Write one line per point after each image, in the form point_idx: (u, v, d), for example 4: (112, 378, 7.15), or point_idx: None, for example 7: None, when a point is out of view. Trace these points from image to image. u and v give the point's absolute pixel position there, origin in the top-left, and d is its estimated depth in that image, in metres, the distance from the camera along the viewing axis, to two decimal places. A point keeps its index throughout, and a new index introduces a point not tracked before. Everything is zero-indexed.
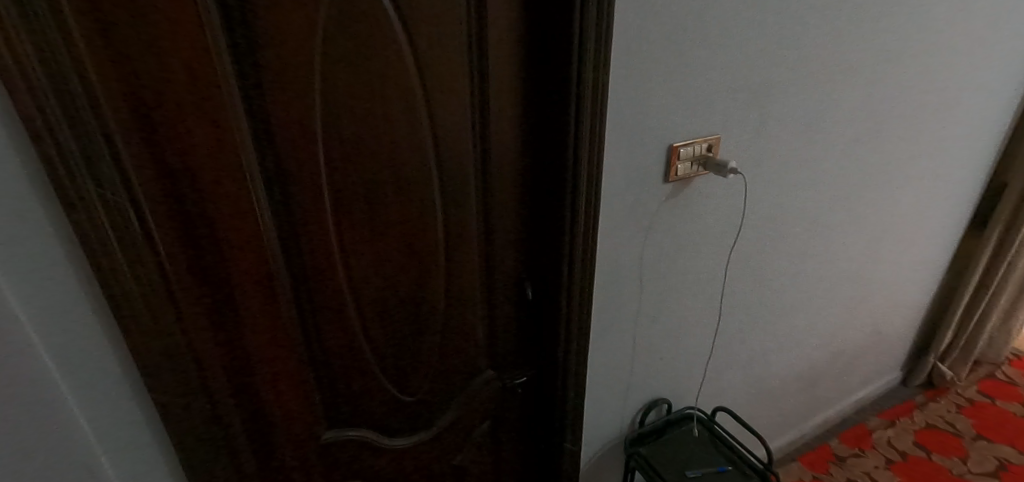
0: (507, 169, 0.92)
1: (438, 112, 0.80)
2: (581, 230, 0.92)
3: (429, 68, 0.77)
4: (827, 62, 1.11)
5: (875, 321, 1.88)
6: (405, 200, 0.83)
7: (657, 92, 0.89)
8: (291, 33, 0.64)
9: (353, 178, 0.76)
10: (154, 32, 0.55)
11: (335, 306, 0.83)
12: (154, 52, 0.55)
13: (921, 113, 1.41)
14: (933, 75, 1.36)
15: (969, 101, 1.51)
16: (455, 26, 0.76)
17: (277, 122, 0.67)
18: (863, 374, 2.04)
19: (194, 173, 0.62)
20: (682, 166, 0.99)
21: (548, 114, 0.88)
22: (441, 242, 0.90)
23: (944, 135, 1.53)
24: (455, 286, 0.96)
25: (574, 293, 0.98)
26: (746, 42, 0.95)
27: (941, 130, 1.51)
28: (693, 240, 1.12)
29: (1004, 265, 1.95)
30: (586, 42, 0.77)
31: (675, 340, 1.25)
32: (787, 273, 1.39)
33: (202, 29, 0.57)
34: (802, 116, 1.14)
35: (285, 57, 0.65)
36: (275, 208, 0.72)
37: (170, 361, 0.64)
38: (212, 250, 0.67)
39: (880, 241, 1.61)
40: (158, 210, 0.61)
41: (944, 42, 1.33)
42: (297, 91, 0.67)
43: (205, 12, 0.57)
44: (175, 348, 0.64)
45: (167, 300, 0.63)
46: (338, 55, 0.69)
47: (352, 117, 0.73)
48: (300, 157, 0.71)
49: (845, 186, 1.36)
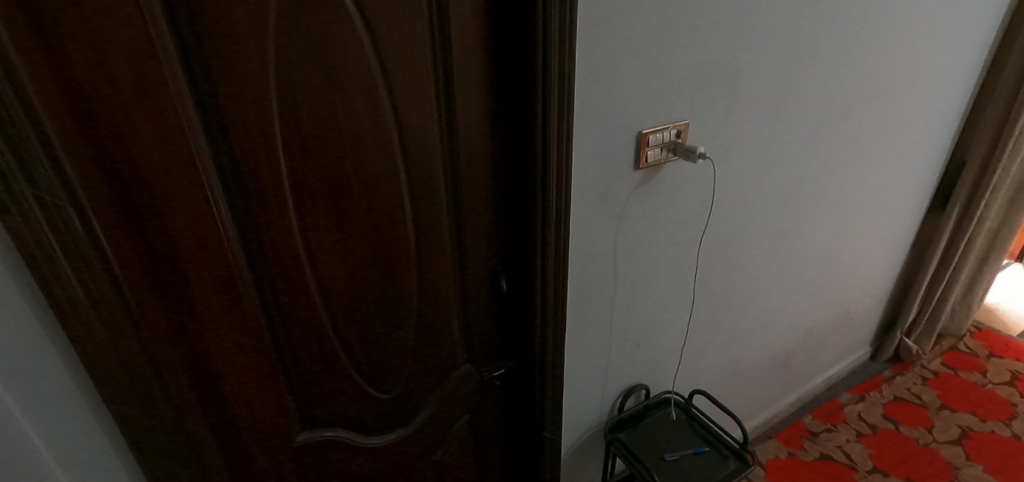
0: (476, 162, 0.91)
1: (402, 104, 0.78)
2: (553, 221, 0.92)
3: (391, 59, 0.74)
4: (791, 45, 1.12)
5: (844, 300, 1.93)
6: (372, 195, 0.81)
7: (624, 79, 0.89)
8: (241, 22, 0.61)
9: (316, 174, 0.74)
10: (89, 23, 0.51)
11: (303, 306, 0.82)
12: (92, 47, 0.52)
13: (883, 96, 1.44)
14: (893, 58, 1.39)
15: (928, 83, 1.55)
16: (415, 15, 0.74)
17: (232, 115, 0.65)
18: (833, 352, 2.11)
19: (143, 172, 0.59)
20: (652, 153, 0.99)
21: (515, 104, 0.87)
22: (410, 237, 0.89)
23: (905, 116, 1.57)
24: (427, 281, 0.95)
25: (549, 284, 0.98)
26: (710, 27, 0.95)
27: (902, 113, 1.55)
28: (665, 226, 1.13)
29: (963, 242, 2.02)
30: (550, 31, 0.76)
31: (650, 326, 1.27)
32: (758, 256, 1.42)
33: (144, 23, 0.54)
34: (769, 100, 1.15)
35: (236, 47, 0.62)
36: (234, 206, 0.69)
37: (128, 372, 0.61)
38: (166, 252, 0.64)
39: (846, 222, 1.65)
40: (104, 211, 0.58)
41: (903, 26, 1.35)
42: (251, 83, 0.65)
43: (145, 4, 0.54)
44: (133, 358, 0.62)
45: (120, 306, 0.60)
46: (294, 47, 0.66)
47: (312, 112, 0.71)
48: (258, 153, 0.68)
49: (811, 170, 1.39)
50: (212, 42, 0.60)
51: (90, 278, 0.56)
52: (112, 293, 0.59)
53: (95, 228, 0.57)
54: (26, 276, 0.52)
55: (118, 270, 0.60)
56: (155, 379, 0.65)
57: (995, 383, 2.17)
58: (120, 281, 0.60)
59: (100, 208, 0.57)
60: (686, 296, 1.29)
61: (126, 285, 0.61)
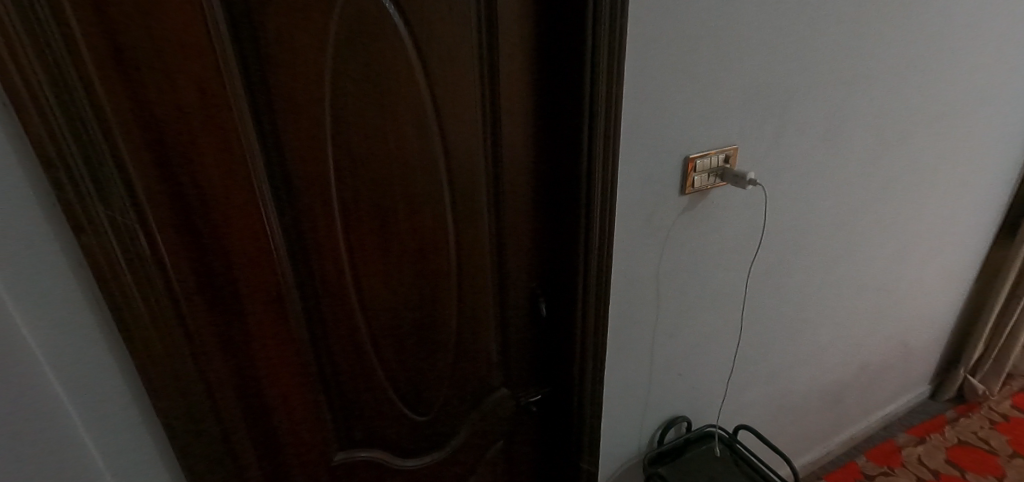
0: (519, 185, 0.90)
1: (449, 126, 0.79)
2: (596, 245, 0.90)
3: (440, 84, 0.76)
4: (846, 68, 1.08)
5: (901, 333, 1.81)
6: (417, 216, 0.82)
7: (672, 103, 0.87)
8: (300, 48, 0.64)
9: (364, 195, 0.76)
10: (164, 50, 0.54)
11: (346, 325, 0.82)
12: (166, 75, 0.55)
13: (946, 119, 1.36)
14: (956, 80, 1.32)
15: (996, 105, 1.46)
16: (466, 42, 0.75)
17: (288, 136, 0.67)
18: (889, 389, 1.97)
19: (204, 190, 0.61)
20: (699, 178, 0.96)
21: (560, 127, 0.87)
22: (452, 258, 0.89)
23: (970, 139, 1.48)
24: (467, 303, 0.94)
25: (590, 309, 0.96)
26: (761, 50, 0.93)
27: (966, 138, 1.46)
28: (710, 253, 1.09)
29: None
30: (599, 55, 0.75)
31: (693, 355, 1.22)
32: (808, 285, 1.35)
33: (214, 53, 0.57)
34: (822, 123, 1.11)
35: (296, 71, 0.64)
36: (286, 226, 0.71)
37: (180, 386, 0.63)
38: (221, 268, 0.66)
39: (905, 250, 1.56)
40: (166, 228, 0.60)
41: (966, 47, 1.29)
42: (308, 106, 0.67)
43: (216, 36, 0.57)
44: (185, 373, 0.63)
45: (175, 320, 0.62)
46: (349, 71, 0.68)
47: (363, 135, 0.72)
48: (310, 172, 0.70)
49: (866, 197, 1.32)
50: (272, 66, 0.63)
51: (152, 294, 0.58)
52: (169, 307, 0.61)
53: (157, 244, 0.59)
54: (94, 290, 0.54)
55: (175, 284, 0.62)
56: (204, 392, 0.67)
57: None
58: (177, 295, 0.62)
59: (163, 224, 0.59)
60: (732, 325, 1.24)
61: (182, 299, 0.63)
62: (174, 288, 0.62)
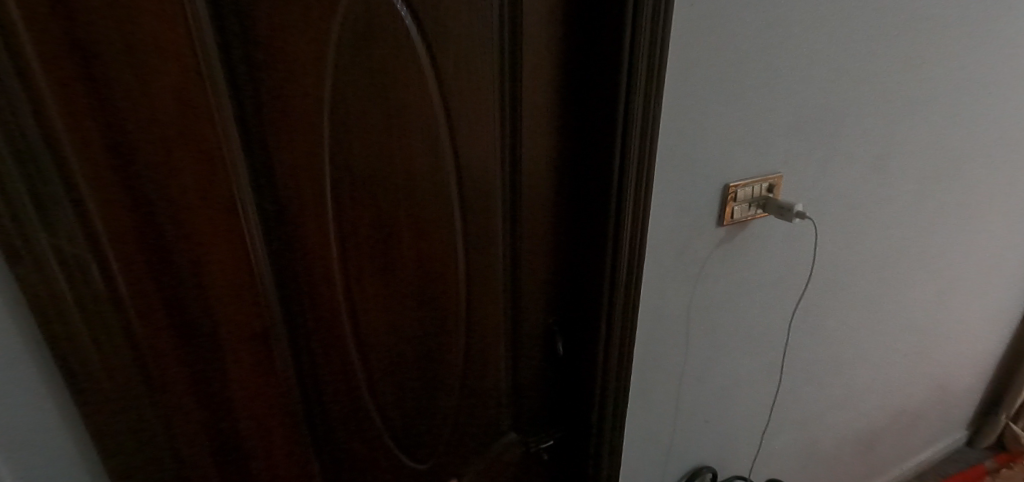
0: (538, 213, 0.81)
1: (463, 144, 0.70)
2: (622, 283, 0.80)
3: (455, 99, 0.67)
4: (902, 91, 0.98)
5: (941, 376, 1.68)
6: (423, 243, 0.73)
7: (713, 126, 0.78)
8: (298, 52, 0.55)
9: (365, 220, 0.67)
10: (135, 48, 0.46)
11: (339, 362, 0.73)
12: (135, 77, 0.46)
13: (1002, 147, 1.25)
14: (1015, 106, 1.20)
15: None
16: (486, 52, 0.67)
17: (279, 152, 0.58)
18: (925, 434, 1.83)
19: (177, 210, 0.52)
20: (739, 208, 0.86)
21: (587, 148, 0.77)
22: (461, 289, 0.80)
23: None
24: (476, 339, 0.85)
25: (613, 350, 0.86)
26: (813, 69, 0.84)
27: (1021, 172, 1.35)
28: (746, 290, 0.98)
29: None
30: (636, 71, 0.66)
31: (722, 401, 1.10)
32: (848, 326, 1.24)
33: (196, 55, 0.48)
34: (873, 151, 1.01)
35: (291, 78, 0.56)
36: (273, 254, 0.62)
37: (136, 437, 0.54)
38: (194, 301, 0.57)
39: (951, 287, 1.43)
40: (130, 257, 0.51)
41: None
42: (305, 119, 0.58)
43: (198, 36, 0.48)
44: (140, 421, 0.54)
45: (132, 362, 0.52)
46: (353, 82, 0.60)
47: (366, 153, 0.64)
48: (304, 193, 0.61)
49: (914, 232, 1.21)
50: (263, 71, 0.54)
51: (103, 333, 0.49)
52: (126, 348, 0.52)
53: (115, 275, 0.50)
54: (32, 331, 0.46)
55: (137, 321, 0.52)
56: (165, 443, 0.58)
57: None
58: (139, 334, 0.53)
59: (126, 251, 0.50)
60: (765, 369, 1.13)
61: (144, 341, 0.53)
62: (138, 325, 0.52)
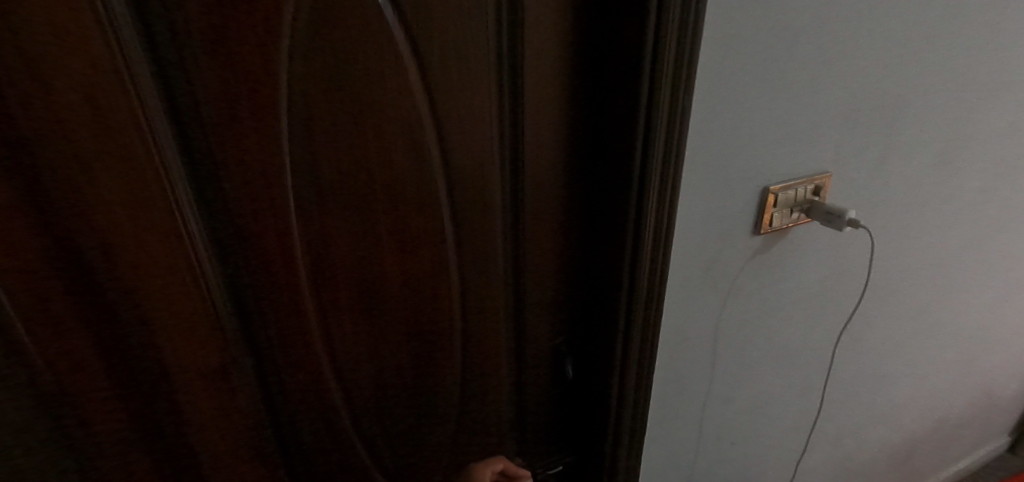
0: (545, 224, 0.71)
1: (454, 148, 0.60)
2: (641, 306, 0.70)
3: (443, 93, 0.56)
4: (985, 74, 0.82)
5: (988, 383, 1.54)
6: (409, 260, 0.64)
7: (753, 121, 0.65)
8: (243, 39, 0.45)
9: (339, 239, 0.58)
10: (32, 53, 0.37)
11: (317, 394, 0.65)
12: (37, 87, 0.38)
13: None
14: None
15: None
16: (480, 36, 0.55)
17: (228, 162, 0.49)
18: (966, 442, 1.71)
19: (103, 237, 0.45)
20: (779, 214, 0.74)
21: (602, 148, 0.66)
22: (455, 309, 0.71)
23: None
24: (474, 363, 0.76)
25: (630, 376, 0.76)
26: (874, 49, 0.70)
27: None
28: (782, 304, 0.87)
29: None
30: (663, 58, 0.54)
31: (751, 422, 1.00)
32: (894, 337, 1.11)
33: (111, 57, 0.40)
34: (943, 145, 0.86)
35: (236, 73, 0.46)
36: (230, 281, 0.54)
37: (70, 462, 0.52)
38: (127, 331, 0.50)
39: (1012, 292, 1.28)
40: (35, 281, 0.44)
41: None
42: (258, 122, 0.48)
43: (110, 33, 0.40)
44: (70, 448, 0.52)
45: (29, 391, 0.47)
46: (316, 76, 0.49)
47: (336, 161, 0.54)
48: (262, 209, 0.52)
49: (980, 236, 1.06)
50: (198, 63, 0.44)
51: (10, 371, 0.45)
52: (20, 377, 0.46)
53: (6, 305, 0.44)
54: None
55: (39, 349, 0.46)
56: (93, 470, 0.54)
57: None
58: (41, 363, 0.47)
59: (27, 275, 0.44)
60: (798, 387, 1.02)
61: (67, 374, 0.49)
62: (37, 353, 0.46)
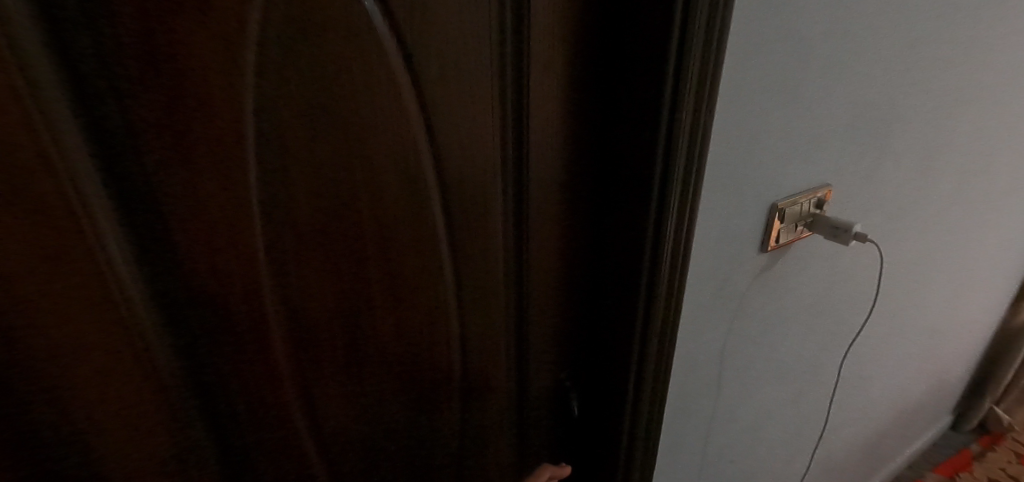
0: (549, 254, 0.64)
1: (452, 176, 0.52)
2: (656, 338, 0.65)
3: (441, 114, 0.48)
4: (960, 84, 0.84)
5: (940, 370, 1.64)
6: (401, 305, 0.55)
7: (765, 136, 0.62)
8: (196, 54, 0.35)
9: (321, 287, 0.49)
10: None
11: (295, 463, 0.56)
12: None
13: None
14: None
15: None
16: (481, 48, 0.48)
17: (180, 211, 0.38)
18: (919, 426, 1.82)
19: (10, 317, 0.34)
20: (786, 230, 0.71)
21: (611, 168, 0.60)
22: (453, 353, 0.62)
23: None
24: (473, 407, 0.68)
25: (642, 411, 0.70)
26: (874, 60, 0.69)
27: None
28: (782, 318, 0.85)
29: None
30: (687, 74, 0.49)
31: (748, 436, 0.98)
32: (874, 338, 1.13)
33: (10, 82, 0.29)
34: (923, 153, 0.87)
35: (188, 98, 0.35)
36: (186, 349, 0.43)
37: None
38: (48, 430, 0.38)
39: (964, 286, 1.36)
40: None
41: None
42: (219, 159, 0.38)
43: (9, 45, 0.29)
44: None
45: None
46: (292, 99, 0.40)
47: (315, 199, 0.44)
48: (226, 264, 0.42)
49: (945, 237, 1.10)
50: (133, 86, 0.33)
51: None
52: None
53: None
54: None
55: None
56: None
57: None
58: None
59: None
60: (790, 398, 1.01)
61: None
62: None
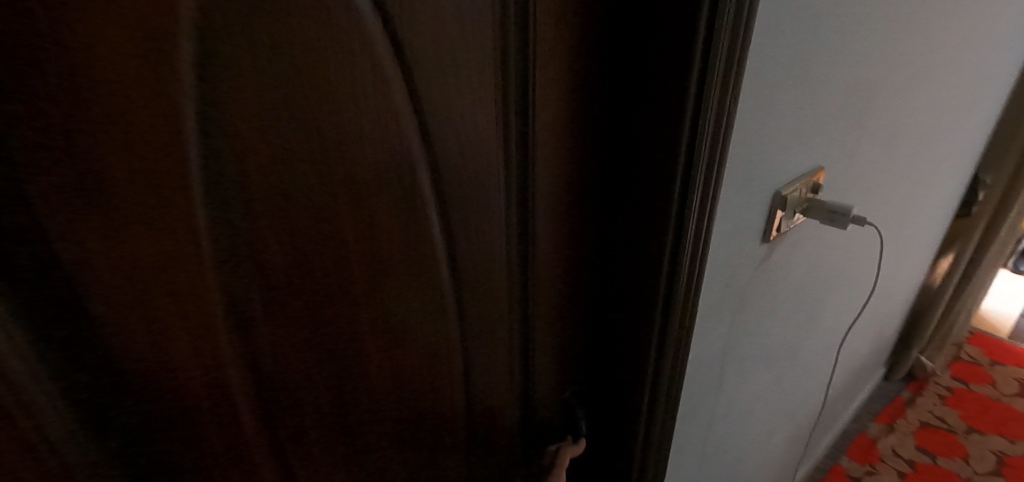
0: (554, 266, 0.57)
1: (449, 189, 0.43)
2: (672, 348, 0.59)
3: (435, 117, 0.39)
4: (918, 61, 0.86)
5: (881, 329, 1.76)
6: (395, 349, 0.45)
7: (773, 122, 0.58)
8: (104, 50, 0.23)
9: (299, 343, 0.38)
10: None
11: None
12: None
13: (966, 109, 1.22)
14: (984, 67, 1.16)
15: (994, 96, 1.36)
16: (481, 32, 0.39)
17: (100, 272, 0.27)
18: (862, 381, 1.96)
19: None
20: (786, 218, 0.69)
21: (620, 169, 0.53)
22: (454, 390, 0.54)
23: (971, 132, 1.37)
24: (475, 443, 0.60)
25: (657, 426, 0.65)
26: (862, 39, 0.67)
27: (970, 129, 1.34)
28: (773, 304, 0.83)
29: (968, 258, 1.96)
30: (715, 59, 0.42)
31: (738, 422, 0.98)
32: (840, 310, 1.16)
33: None
34: (886, 130, 0.89)
35: (97, 115, 0.24)
36: (124, 452, 0.32)
37: None
38: None
39: (905, 251, 1.44)
40: None
41: (999, 34, 1.13)
42: (152, 196, 0.27)
43: None
44: None
45: None
46: (249, 107, 0.29)
47: (285, 236, 0.34)
48: (172, 334, 0.31)
49: (896, 208, 1.15)
50: (0, 102, 0.21)
51: None
52: None
53: None
54: None
55: None
56: None
57: (1010, 395, 2.10)
58: None
59: None
60: (773, 379, 1.02)
61: None
62: None
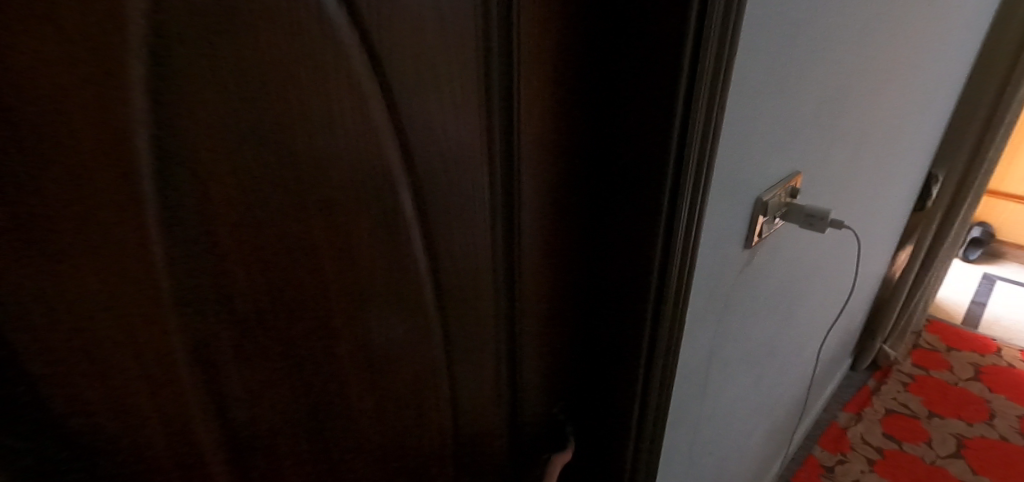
0: (539, 281, 0.55)
1: (431, 207, 0.40)
2: (661, 359, 0.58)
3: (417, 133, 0.37)
4: (883, 66, 0.88)
5: (848, 322, 1.82)
6: (377, 378, 0.43)
7: (755, 129, 0.58)
8: (36, 71, 0.20)
9: (273, 380, 0.35)
10: None
11: None
12: None
13: (923, 110, 1.27)
14: (939, 70, 1.21)
15: (947, 96, 1.42)
16: (464, 44, 0.37)
17: (42, 319, 0.24)
18: (832, 373, 2.02)
19: None
20: (766, 223, 0.70)
21: (606, 180, 0.52)
22: (439, 415, 0.51)
23: (927, 131, 1.43)
24: (462, 466, 0.58)
25: (646, 437, 0.64)
26: (835, 45, 0.68)
27: (926, 128, 1.40)
28: (753, 306, 0.84)
29: (925, 251, 2.05)
30: (702, 71, 0.42)
31: (721, 423, 0.98)
32: (813, 308, 1.19)
33: None
34: (854, 132, 0.91)
35: (29, 145, 0.21)
36: None
37: None
38: None
39: (869, 247, 1.49)
40: None
41: (952, 39, 1.18)
42: (103, 231, 0.24)
43: None
44: None
45: None
46: (213, 132, 0.26)
47: (256, 269, 0.31)
48: (126, 383, 0.28)
49: (862, 207, 1.19)
50: None
51: None
52: None
53: None
54: None
55: None
56: None
57: (966, 380, 2.21)
58: None
59: None
60: (753, 379, 1.03)
61: None
62: None
